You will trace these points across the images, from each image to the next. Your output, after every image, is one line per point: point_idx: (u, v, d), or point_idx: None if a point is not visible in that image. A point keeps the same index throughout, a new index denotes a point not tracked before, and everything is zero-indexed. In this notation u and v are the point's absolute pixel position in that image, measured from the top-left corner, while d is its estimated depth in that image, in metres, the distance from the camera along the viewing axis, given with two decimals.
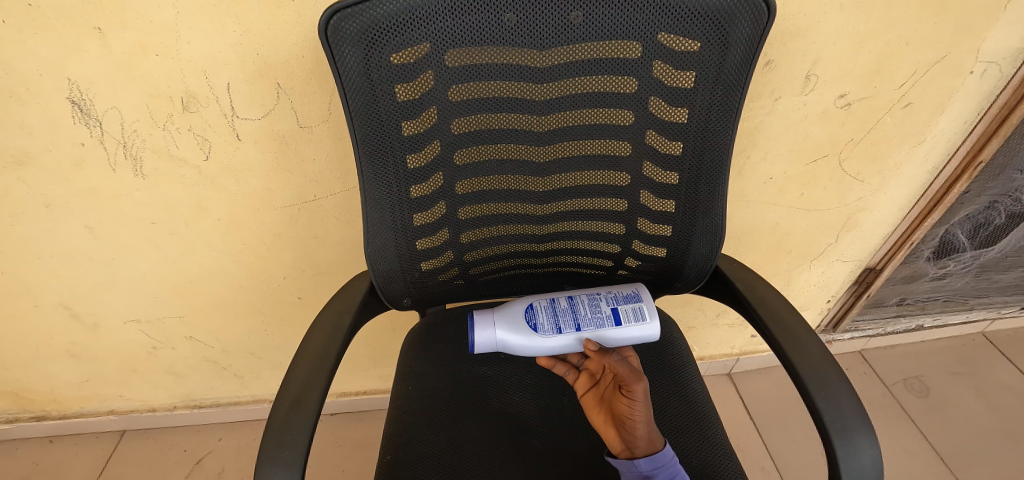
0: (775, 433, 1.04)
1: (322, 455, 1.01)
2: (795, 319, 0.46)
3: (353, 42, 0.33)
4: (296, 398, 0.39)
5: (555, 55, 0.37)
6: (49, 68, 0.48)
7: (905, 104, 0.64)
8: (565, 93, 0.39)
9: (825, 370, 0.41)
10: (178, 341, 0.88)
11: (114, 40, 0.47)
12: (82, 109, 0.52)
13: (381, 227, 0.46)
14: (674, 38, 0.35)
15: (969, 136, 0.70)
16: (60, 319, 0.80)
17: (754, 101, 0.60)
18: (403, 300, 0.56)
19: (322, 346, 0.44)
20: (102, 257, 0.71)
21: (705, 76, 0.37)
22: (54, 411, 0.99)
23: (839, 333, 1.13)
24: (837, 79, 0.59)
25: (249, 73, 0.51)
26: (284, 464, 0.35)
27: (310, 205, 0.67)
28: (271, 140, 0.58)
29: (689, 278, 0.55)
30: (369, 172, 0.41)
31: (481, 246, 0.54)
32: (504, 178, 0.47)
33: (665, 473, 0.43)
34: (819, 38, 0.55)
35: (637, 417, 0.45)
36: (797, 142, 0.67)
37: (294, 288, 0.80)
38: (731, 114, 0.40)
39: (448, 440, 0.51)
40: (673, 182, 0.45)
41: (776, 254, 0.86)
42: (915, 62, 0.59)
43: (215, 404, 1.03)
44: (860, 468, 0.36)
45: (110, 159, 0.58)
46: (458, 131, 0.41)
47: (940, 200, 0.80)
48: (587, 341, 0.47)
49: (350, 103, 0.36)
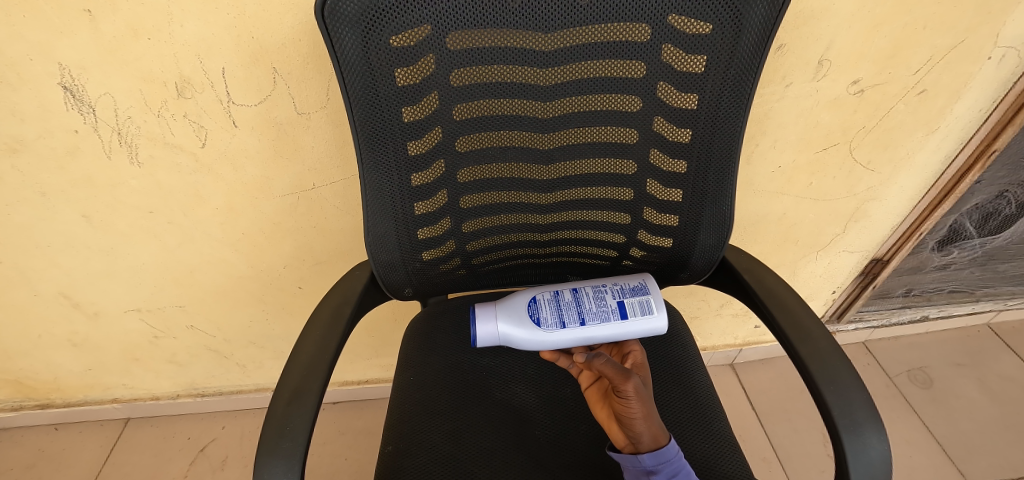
0: (778, 424, 1.04)
1: (324, 444, 1.02)
2: (802, 310, 0.45)
3: (351, 24, 0.31)
4: (295, 390, 0.38)
5: (562, 37, 0.35)
6: (39, 52, 0.47)
7: (919, 91, 0.62)
8: (569, 78, 0.38)
9: (834, 363, 0.40)
10: (179, 330, 0.87)
11: (104, 23, 0.45)
12: (75, 95, 0.51)
13: (381, 216, 0.45)
14: (686, 20, 0.34)
15: (984, 124, 0.68)
16: (60, 308, 0.80)
17: (764, 87, 0.59)
18: (404, 290, 0.55)
19: (322, 338, 0.43)
20: (100, 246, 0.70)
21: (717, 60, 0.36)
22: (59, 399, 1.00)
23: (843, 324, 1.12)
24: (851, 64, 0.58)
25: (244, 58, 0.49)
26: (285, 456, 0.34)
27: (309, 193, 0.66)
28: (268, 126, 0.56)
29: (696, 269, 0.54)
30: (369, 160, 0.40)
31: (484, 235, 0.53)
32: (506, 166, 0.46)
33: (669, 468, 0.42)
34: (834, 22, 0.53)
35: (635, 415, 0.44)
36: (807, 130, 0.65)
37: (295, 278, 0.80)
38: (743, 101, 0.38)
39: (449, 430, 0.51)
40: (680, 171, 0.44)
41: (782, 244, 0.85)
42: (931, 46, 0.57)
43: (218, 393, 1.03)
44: (869, 463, 0.36)
45: (105, 146, 0.56)
46: (460, 117, 0.40)
47: (951, 190, 0.79)
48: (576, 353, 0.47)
49: (349, 87, 0.35)
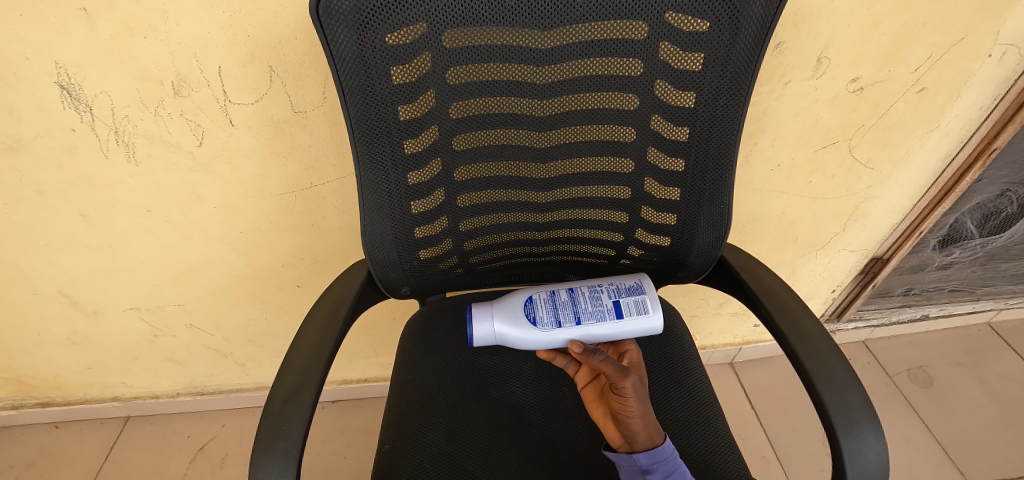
0: (777, 422, 1.04)
1: (324, 442, 1.02)
2: (800, 309, 0.45)
3: (346, 22, 0.31)
4: (292, 389, 0.38)
5: (558, 35, 0.35)
6: (36, 50, 0.46)
7: (919, 89, 0.62)
8: (566, 77, 0.38)
9: (831, 363, 0.40)
10: (178, 329, 0.87)
11: (100, 21, 0.45)
12: (72, 94, 0.51)
13: (378, 214, 0.45)
14: (684, 17, 0.34)
15: (984, 123, 0.68)
16: (59, 306, 0.80)
17: (762, 86, 0.59)
18: (402, 289, 0.55)
19: (319, 336, 0.43)
20: (99, 244, 0.70)
21: (714, 57, 0.35)
22: (59, 398, 1.00)
23: (843, 324, 1.12)
24: (850, 62, 0.57)
25: (241, 56, 0.49)
26: (281, 455, 0.34)
27: (307, 192, 0.65)
28: (266, 125, 0.56)
29: (694, 268, 0.54)
30: (366, 158, 0.40)
31: (482, 234, 0.53)
32: (504, 164, 0.45)
33: (664, 467, 0.42)
34: (833, 18, 0.53)
35: (632, 413, 0.44)
36: (806, 128, 0.65)
37: (293, 276, 0.79)
38: (741, 98, 0.38)
39: (447, 429, 0.51)
40: (678, 170, 0.44)
41: (781, 243, 0.85)
42: (931, 44, 0.57)
43: (218, 392, 1.03)
44: (867, 463, 0.35)
45: (102, 145, 0.56)
46: (457, 116, 0.40)
47: (951, 189, 0.78)
48: (572, 343, 0.46)
49: (345, 86, 0.34)
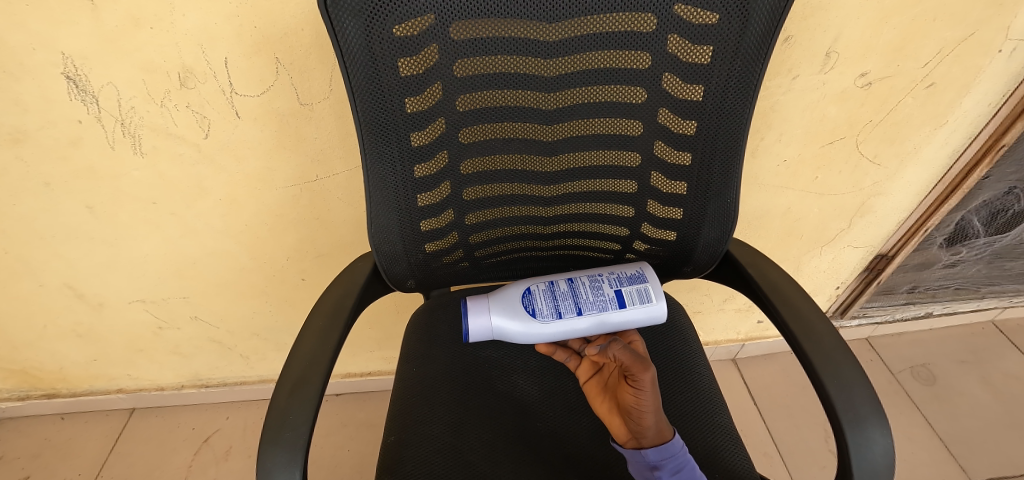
0: (779, 419, 1.04)
1: (327, 435, 1.02)
2: (805, 304, 0.44)
3: (355, 13, 0.31)
4: (298, 381, 0.38)
5: (566, 27, 0.35)
6: (42, 42, 0.47)
7: (927, 85, 0.62)
8: (573, 70, 0.38)
9: (837, 359, 0.40)
10: (182, 321, 0.88)
11: (106, 12, 0.45)
12: (78, 85, 0.51)
13: (385, 208, 0.45)
14: (692, 9, 0.33)
15: (993, 119, 0.68)
16: (65, 298, 0.80)
17: (770, 80, 0.58)
18: (407, 282, 0.55)
19: (324, 329, 0.43)
20: (104, 237, 0.70)
21: (722, 50, 0.35)
22: (65, 389, 1.01)
23: (846, 320, 1.12)
24: (859, 57, 0.57)
25: (246, 47, 0.49)
26: (288, 446, 0.34)
27: (312, 185, 0.66)
28: (271, 118, 0.56)
29: (699, 263, 0.53)
30: (372, 151, 0.40)
31: (487, 228, 0.53)
32: (509, 156, 0.45)
33: (673, 463, 0.42)
34: (843, 11, 0.52)
35: (645, 408, 0.44)
36: (813, 124, 0.65)
37: (298, 269, 0.80)
38: (749, 92, 0.38)
39: (451, 421, 0.51)
40: (686, 164, 0.44)
41: (786, 239, 0.85)
42: (941, 39, 0.56)
43: (221, 385, 1.04)
44: (872, 457, 0.35)
45: (108, 136, 0.56)
46: (464, 108, 0.40)
47: (958, 186, 0.78)
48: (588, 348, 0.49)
49: (352, 77, 0.34)
